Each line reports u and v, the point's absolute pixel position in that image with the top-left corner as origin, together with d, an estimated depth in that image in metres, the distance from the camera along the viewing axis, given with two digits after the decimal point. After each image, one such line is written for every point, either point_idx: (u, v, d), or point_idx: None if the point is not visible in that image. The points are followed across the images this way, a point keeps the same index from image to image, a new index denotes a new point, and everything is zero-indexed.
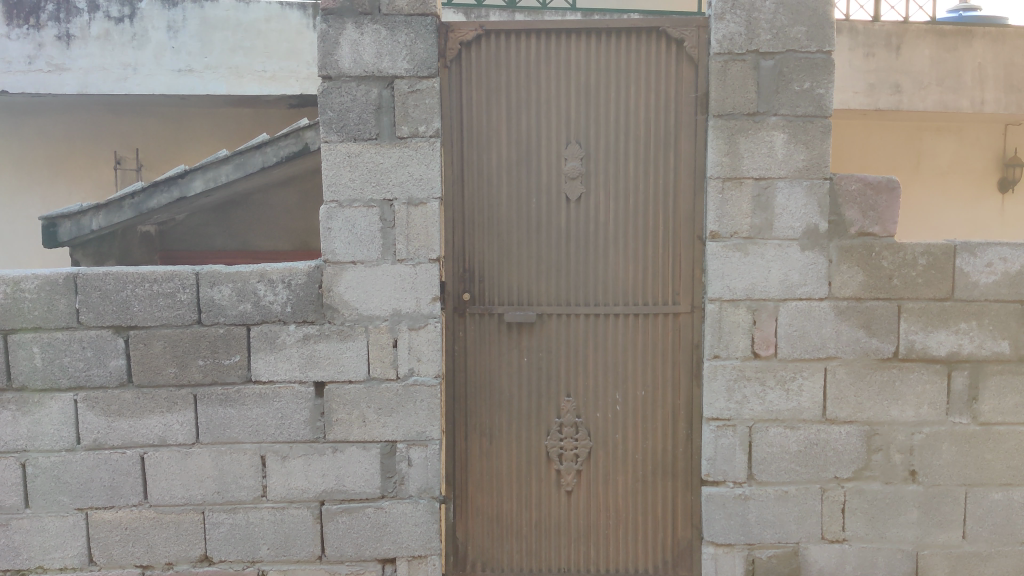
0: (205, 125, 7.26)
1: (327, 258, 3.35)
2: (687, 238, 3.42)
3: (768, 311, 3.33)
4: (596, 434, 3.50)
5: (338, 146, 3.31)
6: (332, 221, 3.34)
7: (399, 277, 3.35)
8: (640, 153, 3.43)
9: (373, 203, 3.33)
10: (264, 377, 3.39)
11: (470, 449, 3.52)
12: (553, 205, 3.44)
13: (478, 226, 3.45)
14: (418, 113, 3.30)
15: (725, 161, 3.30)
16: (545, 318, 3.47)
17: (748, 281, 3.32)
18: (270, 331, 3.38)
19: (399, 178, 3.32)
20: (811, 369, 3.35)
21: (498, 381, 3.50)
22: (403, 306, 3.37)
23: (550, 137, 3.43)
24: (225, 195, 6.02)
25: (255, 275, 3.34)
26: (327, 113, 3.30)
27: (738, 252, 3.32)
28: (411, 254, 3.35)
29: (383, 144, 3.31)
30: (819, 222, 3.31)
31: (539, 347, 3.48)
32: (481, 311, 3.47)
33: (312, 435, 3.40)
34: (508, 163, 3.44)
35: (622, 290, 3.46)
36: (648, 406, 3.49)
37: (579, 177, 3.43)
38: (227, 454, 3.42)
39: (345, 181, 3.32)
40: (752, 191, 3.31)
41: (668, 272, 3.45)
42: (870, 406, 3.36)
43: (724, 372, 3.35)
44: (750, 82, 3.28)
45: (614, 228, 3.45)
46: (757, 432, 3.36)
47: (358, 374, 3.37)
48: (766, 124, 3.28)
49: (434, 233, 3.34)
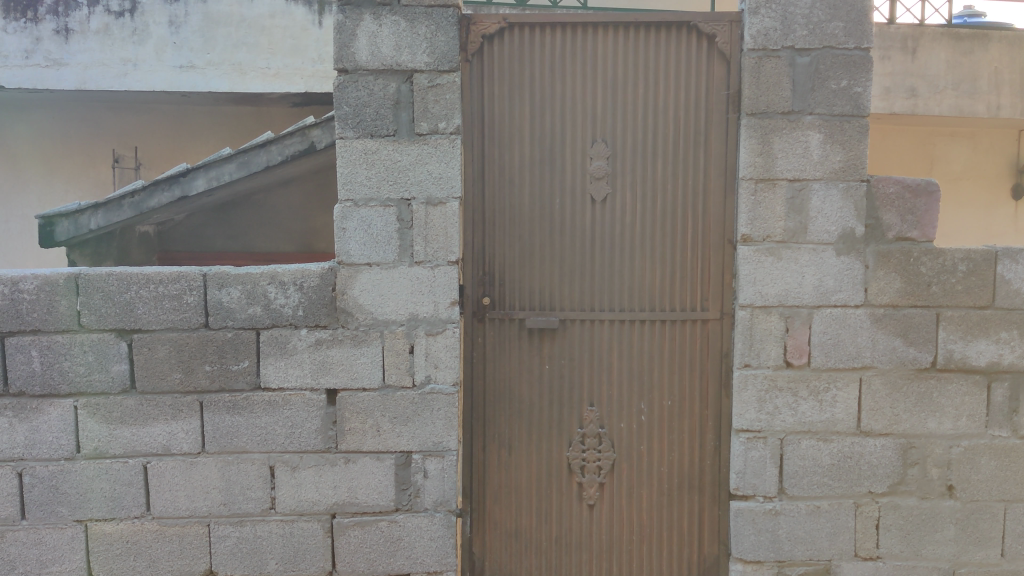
0: (204, 124, 7.08)
1: (342, 260, 3.20)
2: (717, 241, 3.28)
3: (802, 319, 3.19)
4: (620, 446, 3.35)
5: (354, 143, 3.17)
6: (347, 222, 3.19)
7: (416, 281, 3.21)
8: (669, 153, 3.29)
9: (390, 202, 3.19)
10: (274, 384, 3.24)
11: (488, 461, 3.37)
12: (577, 206, 3.30)
13: (499, 228, 3.31)
14: (438, 109, 3.16)
15: (758, 161, 3.16)
16: (567, 324, 3.33)
17: (781, 287, 3.18)
18: (280, 336, 3.22)
19: (417, 177, 3.18)
20: (846, 379, 3.21)
21: (518, 390, 3.35)
22: (420, 311, 3.22)
23: (575, 135, 3.29)
24: (227, 196, 5.86)
25: (265, 277, 3.20)
26: (343, 108, 3.16)
27: (771, 257, 3.18)
28: (430, 257, 3.20)
29: (402, 141, 3.17)
30: (856, 226, 3.18)
31: (561, 354, 3.34)
32: (501, 316, 3.32)
33: (323, 445, 3.25)
34: (531, 162, 3.29)
35: (648, 296, 3.32)
36: (675, 416, 3.34)
37: (605, 177, 3.29)
38: (234, 464, 3.27)
39: (361, 180, 3.18)
40: (786, 193, 3.17)
41: (696, 277, 3.31)
42: (906, 418, 3.22)
43: (755, 382, 3.21)
44: (785, 80, 3.14)
45: (640, 231, 3.31)
46: (789, 445, 3.22)
47: (372, 381, 3.23)
48: (801, 124, 3.14)
49: (454, 234, 3.20)
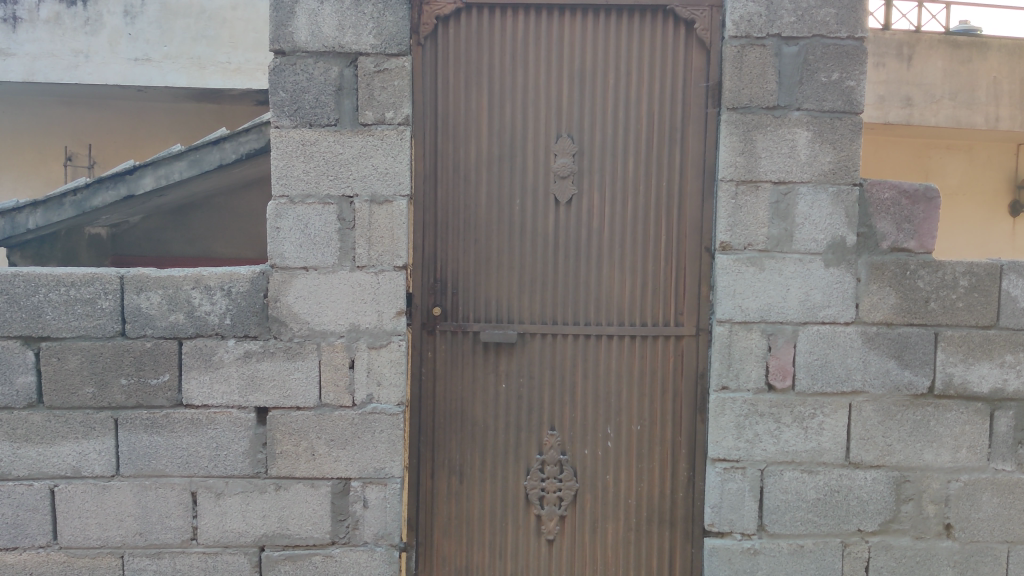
0: (163, 121, 6.75)
1: (275, 263, 2.87)
2: (694, 249, 2.96)
3: (786, 337, 2.87)
4: (584, 475, 3.02)
5: (291, 133, 2.85)
6: (282, 220, 2.86)
7: (358, 287, 2.87)
8: (641, 152, 2.97)
9: (330, 200, 2.86)
10: (197, 401, 2.90)
11: (436, 489, 3.03)
12: (539, 208, 2.98)
13: (452, 230, 2.98)
14: (385, 97, 2.84)
15: (740, 161, 2.85)
16: (527, 339, 2.99)
17: (763, 301, 2.86)
18: (205, 347, 2.89)
19: (361, 172, 2.85)
20: (834, 405, 2.89)
21: (471, 411, 3.01)
22: (362, 321, 2.88)
23: (539, 130, 2.97)
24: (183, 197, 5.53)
25: (189, 281, 2.87)
26: (279, 94, 2.84)
27: (752, 267, 2.86)
28: (374, 261, 2.87)
29: (345, 132, 2.84)
30: (847, 235, 2.86)
31: (520, 372, 3.00)
32: (453, 328, 2.99)
33: (251, 470, 2.91)
34: (489, 158, 2.97)
35: (617, 308, 2.98)
36: (644, 443, 3.01)
37: (570, 175, 2.96)
38: (152, 490, 2.93)
39: (298, 174, 2.85)
40: (770, 197, 2.85)
41: (670, 288, 2.98)
42: (900, 449, 2.90)
43: (734, 406, 2.89)
44: (770, 71, 2.83)
45: (609, 237, 2.98)
46: (770, 476, 2.89)
47: (307, 400, 2.89)
48: (787, 120, 2.83)
49: (400, 237, 2.86)
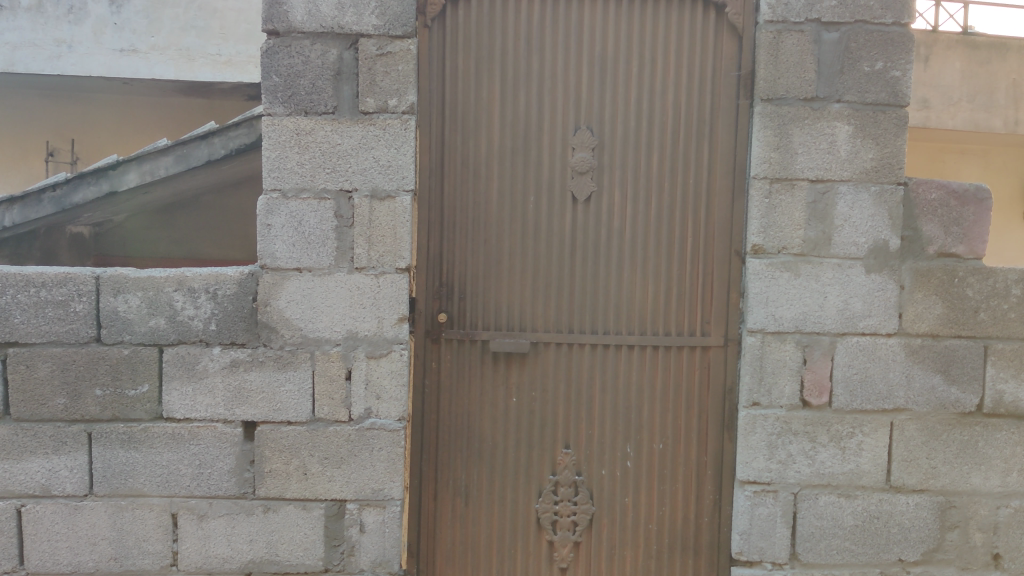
0: (150, 116, 6.51)
1: (265, 264, 2.62)
2: (722, 253, 2.72)
3: (823, 349, 2.63)
4: (600, 498, 2.77)
5: (284, 121, 2.60)
6: (273, 217, 2.62)
7: (356, 291, 2.62)
8: (667, 147, 2.73)
9: (326, 195, 2.61)
10: (179, 414, 2.65)
11: (439, 512, 2.77)
12: (555, 207, 2.73)
13: (459, 230, 2.73)
14: (387, 83, 2.60)
15: (775, 156, 2.61)
16: (540, 348, 2.75)
17: (798, 309, 2.62)
18: (188, 355, 2.64)
19: (361, 165, 2.60)
20: (874, 424, 2.65)
21: (478, 427, 2.76)
22: (360, 328, 2.63)
23: (555, 121, 2.72)
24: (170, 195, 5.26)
25: (171, 282, 2.62)
26: (271, 79, 2.60)
27: (787, 273, 2.62)
28: (373, 263, 2.62)
29: (343, 121, 2.59)
30: (890, 238, 2.62)
31: (532, 385, 2.75)
32: (460, 337, 2.74)
33: (237, 490, 2.66)
34: (500, 152, 2.72)
35: (639, 316, 2.74)
36: (666, 463, 2.76)
37: (589, 171, 2.72)
38: (128, 511, 2.67)
39: (292, 167, 2.61)
40: (807, 196, 2.62)
41: (696, 295, 2.74)
42: (945, 472, 2.66)
43: (765, 424, 2.65)
44: (808, 59, 2.60)
45: (630, 239, 2.74)
46: (804, 501, 2.65)
47: (299, 414, 2.64)
48: (827, 113, 2.60)
49: (403, 236, 2.62)
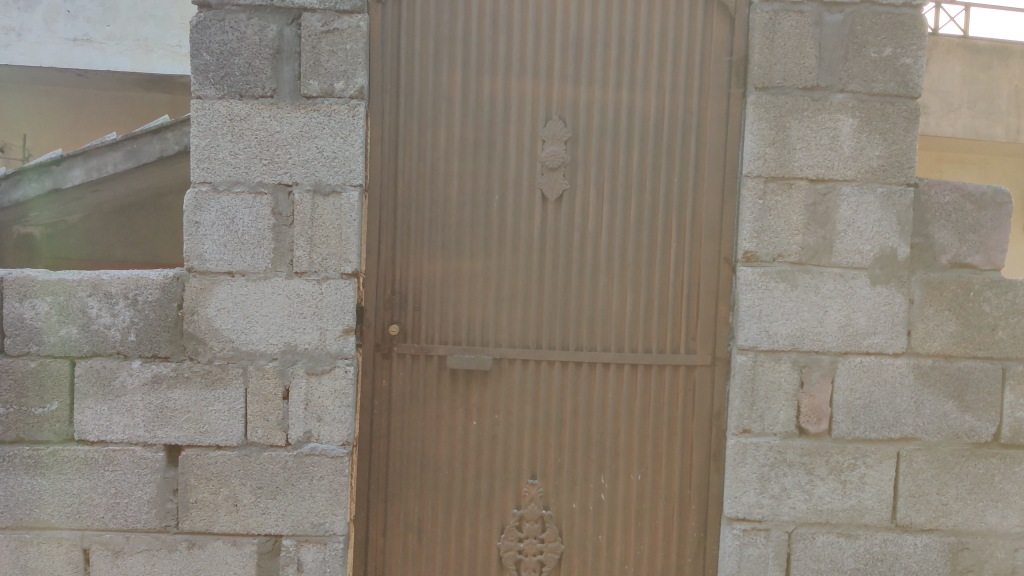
0: (108, 111, 6.19)
1: (192, 266, 2.31)
2: (711, 260, 2.41)
3: (823, 370, 2.34)
4: (570, 535, 2.46)
5: (216, 104, 2.30)
6: (203, 213, 2.31)
7: (295, 299, 2.31)
8: (649, 140, 2.42)
9: (263, 189, 2.30)
10: (92, 436, 2.34)
11: (389, 549, 2.47)
12: (522, 206, 2.42)
13: (414, 232, 2.43)
14: (334, 63, 2.30)
15: (770, 153, 2.32)
16: (504, 366, 2.44)
17: (795, 325, 2.33)
18: (103, 369, 2.32)
19: (302, 155, 2.30)
20: (878, 454, 2.35)
21: (433, 454, 2.45)
22: (299, 341, 2.32)
23: (524, 110, 2.42)
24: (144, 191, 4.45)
25: (85, 287, 2.31)
26: (202, 57, 2.29)
27: (783, 284, 2.32)
28: (316, 267, 2.31)
29: (283, 105, 2.29)
30: (898, 246, 2.33)
31: (495, 406, 2.44)
32: (414, 351, 2.43)
33: (158, 523, 2.34)
34: (461, 144, 2.42)
35: (616, 331, 2.43)
36: (645, 496, 2.45)
37: (561, 167, 2.41)
38: (33, 546, 2.35)
39: (224, 156, 2.30)
40: (807, 197, 2.32)
41: (681, 308, 2.43)
42: (957, 510, 2.36)
43: (757, 454, 2.35)
44: (808, 44, 2.31)
45: (607, 243, 2.43)
46: (800, 541, 2.35)
47: (229, 438, 2.33)
48: (828, 104, 2.31)
49: (350, 236, 2.31)
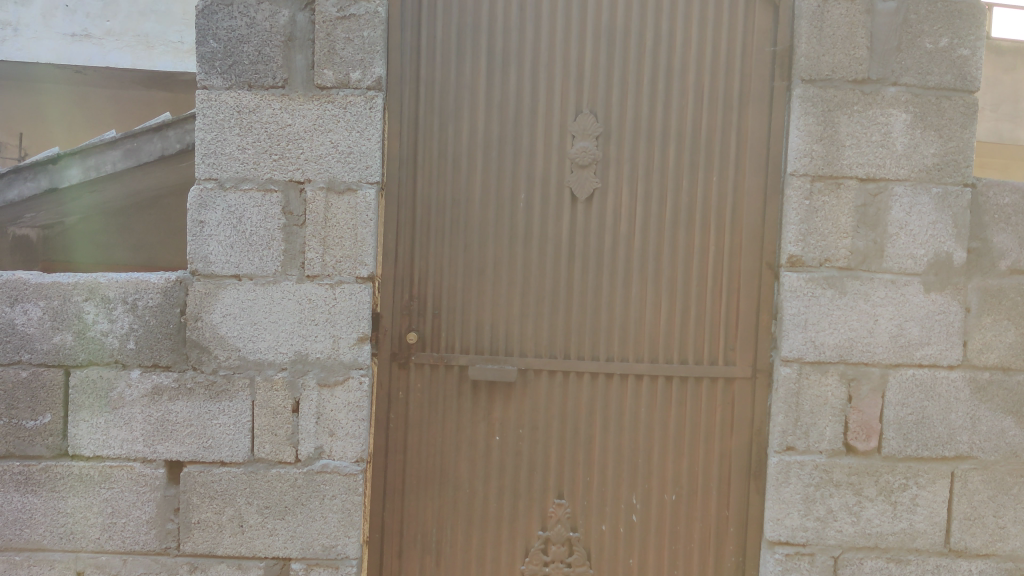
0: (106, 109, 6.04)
1: (197, 269, 2.15)
2: (752, 265, 2.25)
3: (872, 383, 2.18)
4: (599, 558, 2.30)
5: (223, 96, 2.14)
6: (208, 212, 2.15)
7: (307, 305, 2.14)
8: (686, 136, 2.26)
9: (273, 186, 2.14)
10: (87, 451, 2.17)
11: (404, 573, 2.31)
12: (550, 206, 2.26)
13: (434, 233, 2.27)
14: (350, 52, 2.14)
15: (817, 150, 2.16)
16: (529, 377, 2.27)
17: (844, 334, 2.17)
18: (99, 379, 2.16)
19: (315, 150, 2.13)
20: (932, 474, 2.19)
21: (452, 471, 2.29)
22: (310, 350, 2.15)
23: (552, 103, 2.26)
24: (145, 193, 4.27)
25: (81, 290, 2.14)
26: (208, 44, 2.14)
27: (830, 291, 2.16)
28: (329, 270, 2.15)
29: (295, 97, 2.13)
30: (954, 250, 2.17)
31: (519, 420, 2.28)
32: (433, 361, 2.27)
33: (158, 545, 2.18)
34: (484, 140, 2.26)
35: (650, 341, 2.27)
36: (679, 518, 2.29)
37: (592, 164, 2.26)
38: (23, 569, 2.19)
39: (232, 151, 2.14)
40: (857, 197, 2.16)
41: (720, 316, 2.27)
42: (1016, 534, 2.20)
43: (801, 474, 2.19)
44: (859, 33, 2.15)
45: (640, 246, 2.27)
46: (846, 567, 2.19)
47: (235, 453, 2.16)
48: (880, 97, 2.15)
49: (366, 238, 2.15)
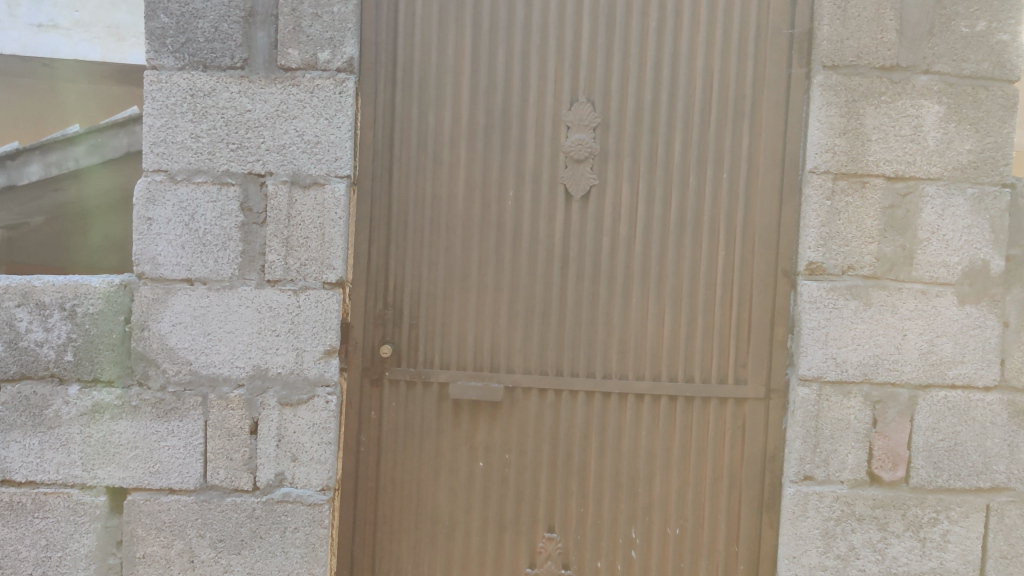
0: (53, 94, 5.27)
1: (144, 271, 1.91)
2: (766, 272, 2.03)
3: (900, 406, 1.95)
4: None
5: (175, 76, 1.90)
6: (157, 207, 1.91)
7: (267, 313, 1.91)
8: (692, 127, 2.03)
9: (230, 179, 1.90)
10: (19, 476, 1.92)
11: None
12: (542, 205, 2.03)
13: (413, 234, 2.03)
14: (318, 29, 1.91)
15: (841, 144, 1.93)
16: (517, 396, 2.04)
17: (869, 351, 1.93)
18: (32, 396, 1.91)
19: (278, 138, 1.90)
20: (965, 507, 1.95)
21: (430, 501, 2.05)
22: (271, 364, 1.92)
23: (545, 90, 2.03)
24: None
25: (12, 295, 1.89)
26: (159, 19, 1.90)
27: (854, 301, 1.93)
28: (292, 274, 1.91)
29: (256, 79, 1.90)
30: (992, 258, 1.94)
31: (505, 444, 2.05)
32: (409, 377, 2.04)
33: None
34: (469, 129, 2.02)
35: (652, 356, 2.04)
36: (683, 554, 2.05)
37: (589, 158, 2.03)
38: None
39: (183, 139, 1.90)
40: (884, 198, 1.93)
41: (730, 329, 2.04)
42: None
43: (821, 506, 1.95)
44: (887, 14, 1.93)
45: (642, 250, 2.04)
46: None
47: (185, 479, 1.92)
48: (910, 87, 1.93)
49: (335, 238, 1.92)
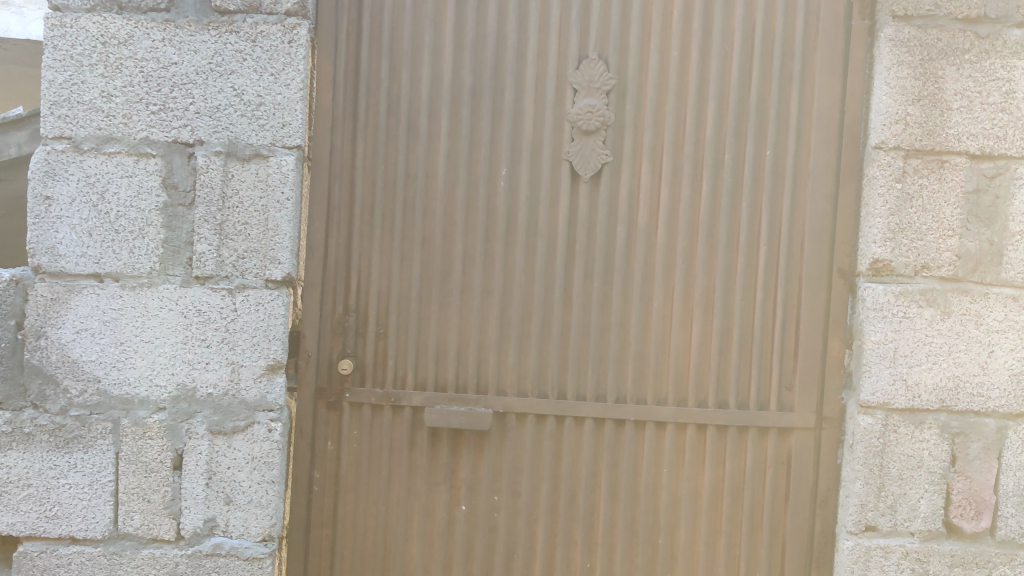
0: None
1: (41, 265, 1.52)
2: (817, 273, 1.64)
3: (985, 441, 1.55)
4: None
5: (81, 20, 1.51)
6: (58, 183, 1.51)
7: (195, 318, 1.52)
8: (728, 93, 1.65)
9: (150, 150, 1.51)
10: None
11: None
12: (542, 188, 1.65)
13: (381, 222, 1.65)
14: None
15: (914, 113, 1.55)
16: (509, 423, 1.65)
17: (948, 371, 1.55)
18: None
19: (211, 98, 1.52)
20: None
21: (400, 553, 1.67)
22: (200, 382, 1.53)
23: (547, 46, 1.65)
24: None
25: None
26: None
27: (930, 309, 1.54)
28: (227, 270, 1.52)
29: (184, 24, 1.51)
30: None
31: (494, 482, 1.66)
32: (375, 400, 1.65)
33: None
34: (452, 92, 1.64)
35: (675, 375, 1.65)
36: None
37: (601, 130, 1.65)
38: None
39: (92, 97, 1.52)
40: (968, 180, 1.55)
41: (772, 341, 1.66)
42: None
43: (885, 564, 1.57)
44: None
45: (665, 245, 1.65)
46: None
47: (90, 527, 1.53)
48: (1002, 41, 1.54)
49: (281, 225, 1.53)
